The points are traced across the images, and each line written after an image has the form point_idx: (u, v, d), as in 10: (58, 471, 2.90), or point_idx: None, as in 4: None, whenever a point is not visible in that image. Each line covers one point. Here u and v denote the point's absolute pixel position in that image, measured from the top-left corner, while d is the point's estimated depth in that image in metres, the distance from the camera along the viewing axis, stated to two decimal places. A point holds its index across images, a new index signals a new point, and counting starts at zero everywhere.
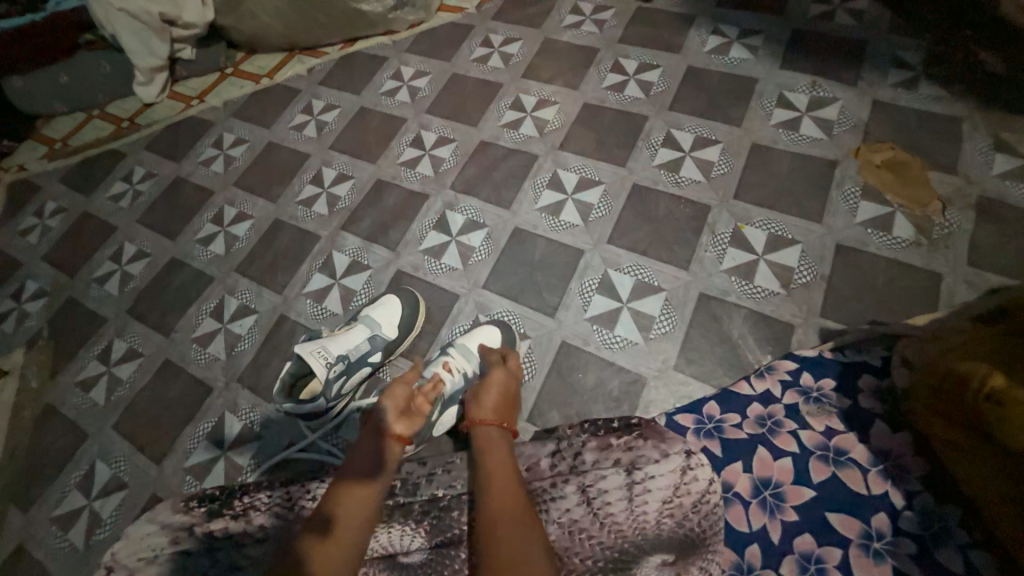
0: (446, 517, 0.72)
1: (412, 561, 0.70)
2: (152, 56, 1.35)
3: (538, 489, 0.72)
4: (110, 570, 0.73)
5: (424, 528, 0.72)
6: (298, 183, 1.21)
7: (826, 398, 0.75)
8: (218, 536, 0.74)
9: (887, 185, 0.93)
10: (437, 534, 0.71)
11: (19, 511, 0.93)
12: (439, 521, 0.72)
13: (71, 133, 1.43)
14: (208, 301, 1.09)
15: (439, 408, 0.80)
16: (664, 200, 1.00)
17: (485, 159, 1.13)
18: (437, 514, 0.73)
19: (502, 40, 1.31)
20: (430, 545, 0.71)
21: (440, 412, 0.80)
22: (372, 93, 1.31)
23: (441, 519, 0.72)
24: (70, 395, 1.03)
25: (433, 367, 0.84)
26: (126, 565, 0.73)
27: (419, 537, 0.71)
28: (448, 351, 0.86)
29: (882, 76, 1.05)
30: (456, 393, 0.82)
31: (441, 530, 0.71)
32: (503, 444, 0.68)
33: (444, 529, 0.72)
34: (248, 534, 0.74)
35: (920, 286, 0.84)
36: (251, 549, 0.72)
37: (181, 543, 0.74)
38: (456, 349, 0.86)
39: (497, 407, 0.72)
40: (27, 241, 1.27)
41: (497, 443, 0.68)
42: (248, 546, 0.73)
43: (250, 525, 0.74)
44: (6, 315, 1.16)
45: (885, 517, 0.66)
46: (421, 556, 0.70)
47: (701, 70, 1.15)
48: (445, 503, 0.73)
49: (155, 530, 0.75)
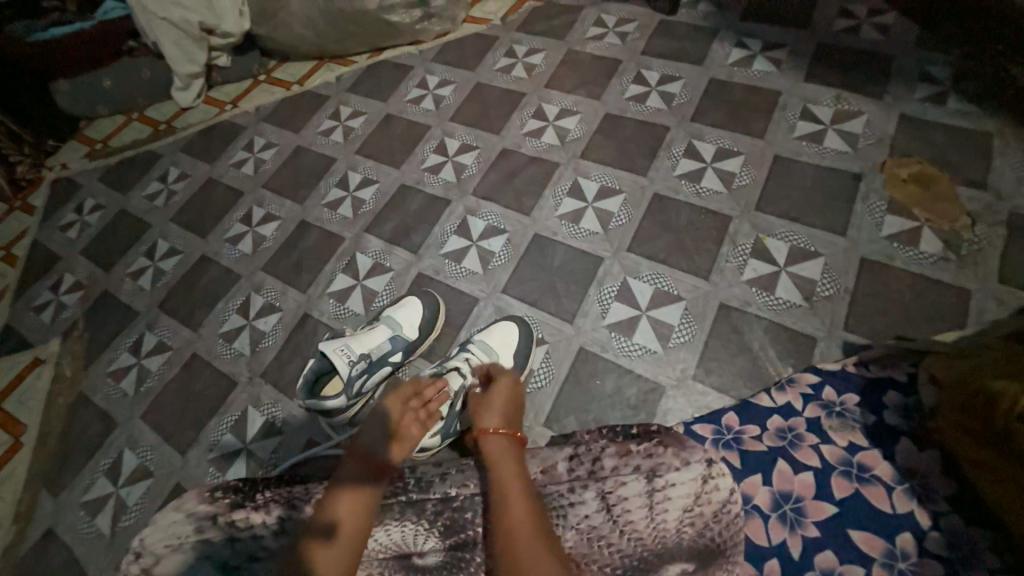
0: (461, 518, 0.72)
1: (428, 561, 0.70)
2: (190, 62, 1.41)
3: (554, 494, 0.72)
4: (137, 555, 0.75)
5: (438, 528, 0.72)
6: (324, 186, 1.25)
7: (849, 412, 0.74)
8: (239, 526, 0.75)
9: (914, 199, 0.92)
10: (451, 534, 0.72)
11: (50, 495, 0.96)
12: (454, 521, 0.72)
13: (111, 134, 1.50)
14: (235, 298, 1.12)
15: (460, 400, 0.81)
16: (685, 210, 1.00)
17: (506, 167, 1.15)
18: (451, 514, 0.73)
19: (526, 51, 1.34)
20: (445, 545, 0.71)
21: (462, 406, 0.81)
22: (397, 101, 1.35)
23: (455, 520, 0.72)
24: (102, 385, 1.07)
25: (453, 361, 0.85)
26: (152, 551, 0.75)
27: (434, 536, 0.72)
28: (467, 348, 0.87)
29: (909, 90, 1.04)
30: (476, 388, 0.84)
31: (455, 531, 0.72)
32: (510, 451, 0.68)
33: (458, 529, 0.72)
34: (267, 526, 0.75)
35: (948, 302, 0.82)
36: (269, 541, 0.74)
37: (205, 531, 0.76)
38: (476, 345, 0.87)
39: (501, 415, 0.73)
40: (67, 236, 1.33)
41: (503, 450, 0.68)
42: (266, 537, 0.74)
43: (269, 517, 0.76)
44: (45, 306, 1.21)
45: (910, 538, 0.64)
46: (436, 557, 0.70)
47: (723, 82, 1.15)
48: (460, 503, 0.74)
49: (181, 517, 0.77)
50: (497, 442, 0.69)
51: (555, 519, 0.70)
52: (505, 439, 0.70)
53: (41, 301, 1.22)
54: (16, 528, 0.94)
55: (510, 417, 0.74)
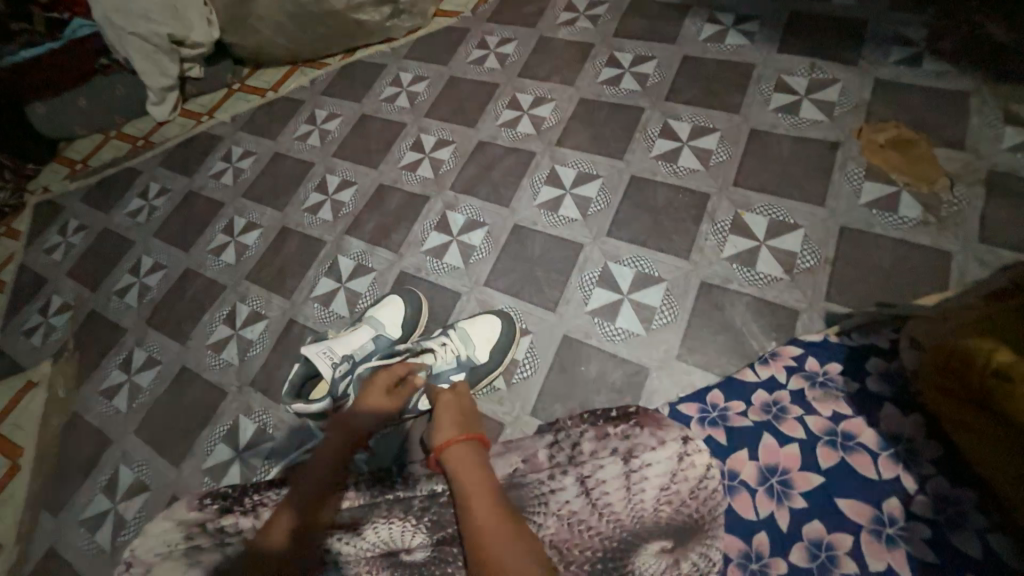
0: (446, 512, 0.73)
1: (416, 558, 0.70)
2: (162, 76, 1.41)
3: (536, 482, 0.72)
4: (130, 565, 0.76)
5: (425, 523, 0.73)
6: (303, 191, 1.24)
7: (832, 382, 0.74)
8: (228, 532, 0.76)
9: (892, 164, 0.91)
10: (438, 529, 0.72)
11: (50, 515, 0.97)
12: (441, 515, 0.73)
13: (91, 154, 1.50)
14: (221, 308, 1.12)
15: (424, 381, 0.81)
16: (663, 191, 1.00)
17: (483, 160, 1.15)
18: (437, 509, 0.73)
19: (498, 42, 1.33)
20: (432, 540, 0.71)
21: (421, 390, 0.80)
22: (372, 100, 1.34)
23: (442, 514, 0.73)
24: (94, 403, 1.07)
25: (427, 341, 0.86)
26: (144, 560, 0.76)
27: (421, 532, 0.72)
28: (447, 333, 0.87)
29: (884, 54, 1.03)
30: (445, 372, 0.84)
31: (442, 525, 0.72)
32: (475, 456, 0.59)
33: (445, 524, 0.72)
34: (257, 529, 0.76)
35: (929, 266, 0.82)
36: None
37: (195, 538, 0.76)
38: (455, 332, 0.87)
39: (455, 420, 0.63)
40: (52, 259, 1.33)
41: (464, 459, 0.58)
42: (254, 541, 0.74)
43: (258, 520, 0.76)
44: (34, 329, 1.22)
45: (897, 503, 0.64)
46: (424, 553, 0.71)
47: (696, 59, 1.14)
48: (445, 498, 0.74)
49: (171, 526, 0.78)
50: (458, 450, 0.59)
51: (540, 507, 0.70)
52: (464, 449, 0.59)
53: (30, 324, 1.23)
54: (20, 548, 0.95)
55: (465, 418, 0.64)
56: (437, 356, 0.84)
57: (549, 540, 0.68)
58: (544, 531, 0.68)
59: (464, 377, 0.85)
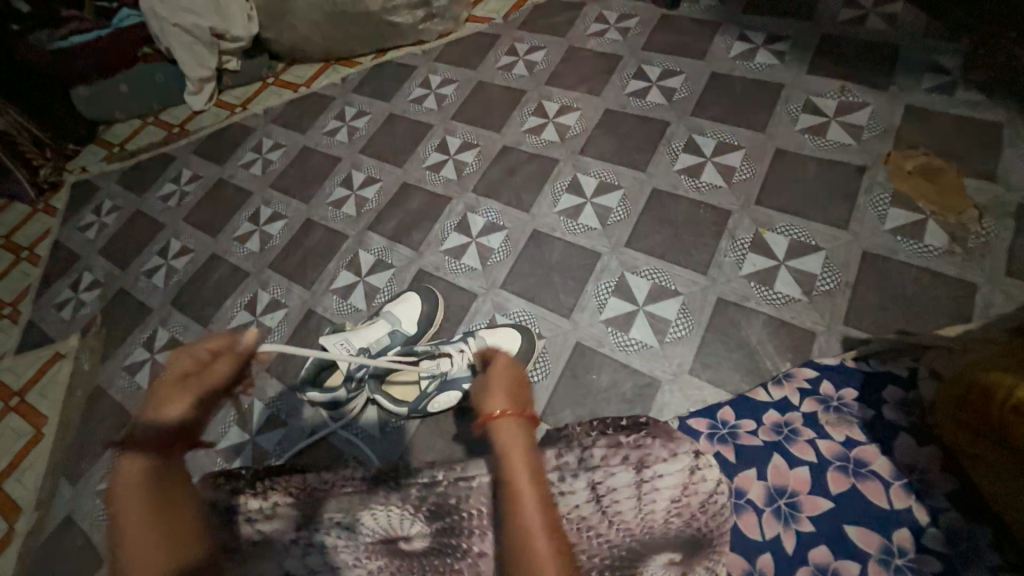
0: (445, 503, 0.74)
1: (415, 547, 0.72)
2: (201, 66, 1.46)
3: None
4: None
5: (424, 512, 0.74)
6: (329, 185, 1.27)
7: (846, 407, 0.73)
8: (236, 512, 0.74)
9: (919, 191, 0.90)
10: (436, 519, 0.73)
11: (68, 483, 1.00)
12: (440, 504, 0.74)
13: (128, 138, 1.56)
14: (243, 295, 1.16)
15: (435, 384, 0.86)
16: (684, 205, 1.00)
17: (506, 164, 1.16)
18: (434, 499, 0.74)
19: (527, 49, 1.35)
20: (433, 530, 0.72)
21: (436, 391, 0.85)
22: (401, 100, 1.37)
23: (441, 505, 0.73)
24: (118, 378, 1.11)
25: (447, 347, 0.88)
26: None
27: (419, 520, 0.73)
28: (466, 340, 0.89)
29: (916, 80, 1.02)
30: (461, 378, 0.85)
31: (440, 516, 0.73)
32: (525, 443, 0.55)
33: (444, 513, 0.73)
34: (261, 511, 0.74)
35: (952, 297, 0.81)
36: (261, 526, 0.73)
37: None
38: (475, 340, 0.89)
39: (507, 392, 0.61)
40: (86, 237, 1.38)
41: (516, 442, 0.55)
42: (258, 523, 0.74)
43: (265, 502, 0.75)
44: (65, 303, 1.26)
45: (907, 534, 0.63)
46: (423, 543, 0.72)
47: (724, 76, 1.14)
48: (443, 488, 0.75)
49: None
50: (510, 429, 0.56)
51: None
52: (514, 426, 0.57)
53: (61, 299, 1.27)
54: (38, 514, 0.98)
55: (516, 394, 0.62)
56: (454, 362, 0.86)
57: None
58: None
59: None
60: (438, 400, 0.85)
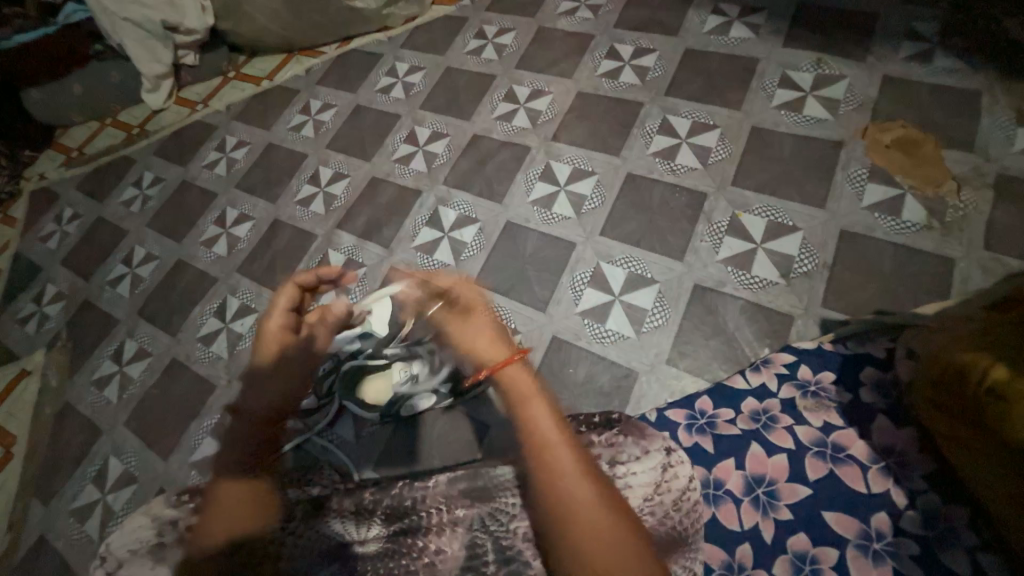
0: (400, 505, 0.68)
1: (366, 549, 0.62)
2: (156, 62, 1.39)
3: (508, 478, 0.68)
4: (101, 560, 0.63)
5: (382, 513, 0.67)
6: (296, 183, 1.23)
7: (824, 391, 0.72)
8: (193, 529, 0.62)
9: (896, 165, 0.88)
10: (394, 520, 0.65)
11: (41, 504, 0.98)
12: (397, 505, 0.67)
13: (86, 141, 1.48)
14: (211, 302, 1.12)
15: (407, 385, 0.85)
16: (659, 189, 0.97)
17: (477, 154, 1.12)
18: (390, 500, 0.68)
19: (496, 31, 1.29)
20: (388, 530, 0.64)
21: (410, 395, 0.85)
22: (367, 91, 1.32)
23: (397, 507, 0.67)
24: (86, 393, 1.08)
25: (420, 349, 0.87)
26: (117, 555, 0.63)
27: (377, 523, 0.65)
28: None
29: (894, 49, 0.99)
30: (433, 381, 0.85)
31: (399, 517, 0.66)
32: (535, 387, 0.56)
33: (401, 515, 0.66)
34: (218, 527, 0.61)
35: (931, 273, 0.79)
36: None
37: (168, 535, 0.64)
38: None
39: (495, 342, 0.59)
40: (48, 247, 1.33)
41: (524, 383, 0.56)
42: None
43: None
44: (28, 318, 1.22)
45: (886, 518, 0.62)
46: (376, 543, 0.63)
47: (699, 52, 1.10)
48: (396, 492, 0.69)
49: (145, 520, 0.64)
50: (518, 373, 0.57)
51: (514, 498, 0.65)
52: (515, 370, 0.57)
53: (24, 313, 1.23)
54: (12, 536, 0.96)
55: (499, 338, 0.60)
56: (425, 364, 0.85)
57: (522, 534, 0.61)
58: (518, 523, 0.62)
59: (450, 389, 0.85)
60: (414, 404, 0.86)
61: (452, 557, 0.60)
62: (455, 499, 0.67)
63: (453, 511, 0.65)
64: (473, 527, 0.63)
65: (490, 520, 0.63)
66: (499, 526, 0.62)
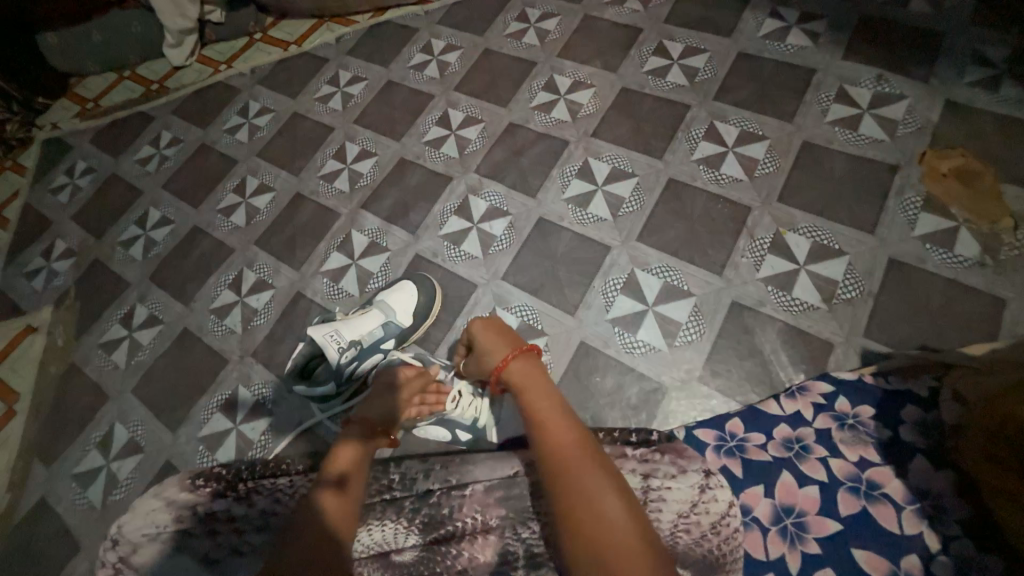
0: (438, 514, 0.63)
1: (404, 558, 0.60)
2: (181, 17, 1.33)
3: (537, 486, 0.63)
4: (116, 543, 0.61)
5: (418, 524, 0.62)
6: (321, 157, 1.18)
7: (862, 426, 0.70)
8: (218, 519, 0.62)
9: (953, 196, 0.85)
10: (433, 528, 0.62)
11: (43, 465, 0.96)
12: (434, 515, 0.63)
13: (103, 93, 1.43)
14: (227, 272, 1.09)
15: (434, 420, 0.76)
16: (701, 199, 0.94)
17: (513, 143, 1.08)
18: (430, 506, 0.63)
19: (539, 15, 1.23)
20: (424, 540, 0.61)
21: (430, 422, 0.76)
22: (400, 66, 1.26)
23: (436, 514, 0.63)
24: (94, 356, 1.05)
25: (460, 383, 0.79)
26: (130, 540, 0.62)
27: (414, 532, 0.62)
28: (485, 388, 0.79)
29: (958, 72, 0.94)
30: (456, 423, 0.76)
31: (438, 524, 0.62)
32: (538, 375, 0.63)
33: (438, 526, 0.62)
34: (249, 518, 0.62)
35: (979, 312, 0.77)
36: (250, 537, 0.61)
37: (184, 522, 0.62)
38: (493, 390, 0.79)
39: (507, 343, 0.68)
40: (59, 200, 1.29)
41: (548, 405, 0.58)
42: (248, 532, 0.62)
43: (251, 508, 0.62)
44: (36, 272, 1.19)
45: (916, 561, 0.60)
46: (413, 553, 0.61)
47: (753, 57, 1.05)
48: (436, 499, 0.64)
49: (160, 506, 0.63)
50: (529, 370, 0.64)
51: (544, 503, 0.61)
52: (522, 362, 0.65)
53: (32, 267, 1.20)
54: (11, 495, 0.94)
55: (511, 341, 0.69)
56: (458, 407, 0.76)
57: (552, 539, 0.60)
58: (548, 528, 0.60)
59: (469, 437, 0.77)
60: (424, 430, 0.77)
61: (485, 562, 0.59)
62: (491, 508, 0.62)
63: (489, 525, 0.61)
64: (503, 534, 0.61)
65: (521, 526, 0.61)
66: (529, 533, 0.60)
